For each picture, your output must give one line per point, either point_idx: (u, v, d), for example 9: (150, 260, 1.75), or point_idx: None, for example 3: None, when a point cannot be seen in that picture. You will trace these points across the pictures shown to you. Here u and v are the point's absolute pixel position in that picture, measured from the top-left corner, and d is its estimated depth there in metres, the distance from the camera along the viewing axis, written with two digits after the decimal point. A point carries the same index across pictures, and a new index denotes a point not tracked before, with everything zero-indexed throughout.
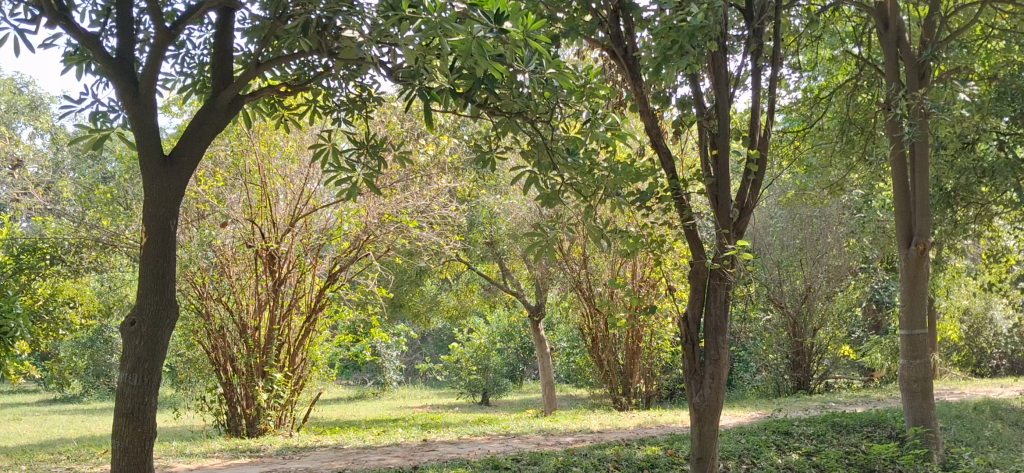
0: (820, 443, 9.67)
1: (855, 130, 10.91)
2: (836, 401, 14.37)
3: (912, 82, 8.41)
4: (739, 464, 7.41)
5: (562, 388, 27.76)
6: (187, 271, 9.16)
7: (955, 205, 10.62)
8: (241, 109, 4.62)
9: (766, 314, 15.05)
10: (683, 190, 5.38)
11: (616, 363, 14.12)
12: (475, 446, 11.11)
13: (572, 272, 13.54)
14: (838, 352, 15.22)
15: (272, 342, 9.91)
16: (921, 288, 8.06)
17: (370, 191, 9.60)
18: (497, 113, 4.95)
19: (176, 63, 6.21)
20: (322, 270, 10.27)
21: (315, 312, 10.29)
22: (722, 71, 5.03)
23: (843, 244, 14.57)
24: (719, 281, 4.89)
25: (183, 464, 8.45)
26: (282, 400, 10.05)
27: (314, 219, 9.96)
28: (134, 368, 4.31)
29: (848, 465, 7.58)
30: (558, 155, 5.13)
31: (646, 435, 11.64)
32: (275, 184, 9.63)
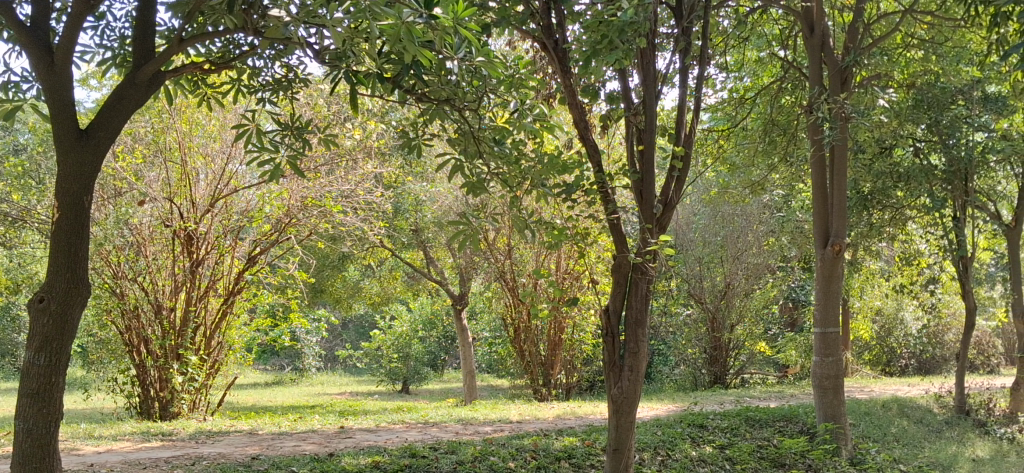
0: (734, 437, 9.71)
1: (778, 132, 11.01)
2: (750, 395, 14.52)
3: (835, 86, 8.53)
4: (655, 456, 7.35)
5: (484, 378, 27.75)
6: (101, 250, 8.59)
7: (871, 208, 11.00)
8: (166, 83, 4.12)
9: (687, 309, 15.16)
10: (609, 184, 5.30)
11: (537, 354, 14.05)
12: (392, 434, 10.90)
13: (497, 262, 13.42)
14: (755, 347, 15.38)
15: (187, 324, 9.40)
16: (835, 287, 8.30)
17: (294, 174, 9.30)
18: (424, 101, 4.83)
19: (94, 35, 5.85)
20: (241, 252, 9.85)
21: (234, 296, 9.79)
22: (652, 66, 4.92)
23: (763, 242, 14.73)
24: (640, 274, 4.64)
25: (92, 447, 8.04)
26: (197, 384, 9.59)
27: (235, 199, 9.52)
28: (41, 347, 3.88)
29: (761, 459, 7.61)
30: (484, 144, 5.02)
31: (565, 426, 11.56)
32: (195, 164, 9.23)
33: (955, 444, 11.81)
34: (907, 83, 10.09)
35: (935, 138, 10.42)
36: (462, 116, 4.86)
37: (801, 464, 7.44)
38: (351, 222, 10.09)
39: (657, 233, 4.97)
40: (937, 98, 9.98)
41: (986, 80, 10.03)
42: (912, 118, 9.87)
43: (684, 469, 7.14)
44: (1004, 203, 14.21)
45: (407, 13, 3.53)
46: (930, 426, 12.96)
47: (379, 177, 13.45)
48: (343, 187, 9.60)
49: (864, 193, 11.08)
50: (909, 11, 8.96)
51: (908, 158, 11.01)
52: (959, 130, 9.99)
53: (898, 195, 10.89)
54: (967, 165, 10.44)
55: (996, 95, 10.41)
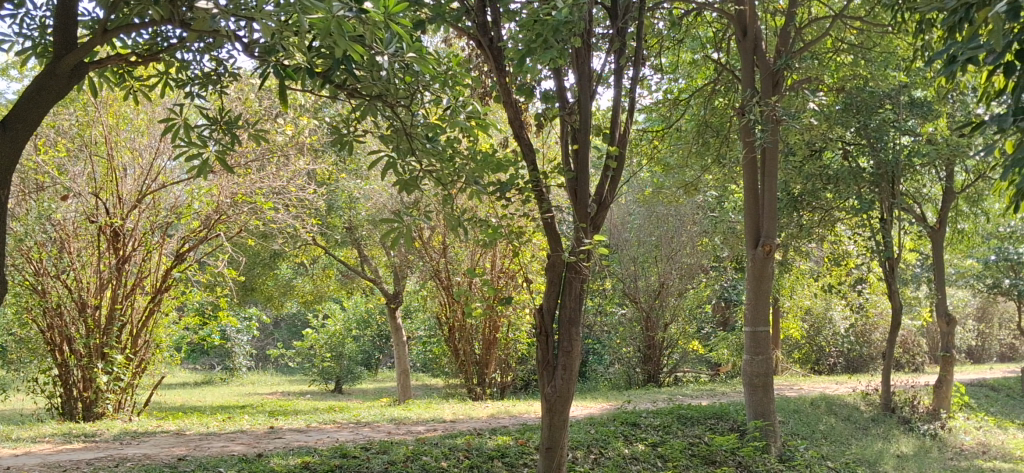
0: (668, 434, 9.30)
1: (710, 134, 10.89)
2: (683, 394, 14.22)
3: (768, 90, 8.31)
4: (587, 454, 6.99)
5: (418, 378, 27.18)
6: (21, 246, 8.04)
7: (802, 209, 10.64)
8: (89, 75, 3.71)
9: (621, 308, 14.82)
10: (543, 184, 4.93)
11: (472, 353, 13.51)
12: (323, 434, 10.34)
13: (431, 261, 12.85)
14: (688, 346, 15.11)
15: (113, 323, 8.76)
16: (766, 286, 8.09)
17: (222, 169, 8.59)
18: (356, 97, 4.32)
19: (9, 21, 5.23)
20: (170, 250, 9.19)
21: (161, 293, 9.15)
22: (585, 61, 4.59)
23: (697, 242, 14.64)
24: (575, 273, 4.63)
25: (6, 449, 7.31)
26: (123, 383, 8.94)
27: (161, 196, 8.87)
28: None
29: (690, 456, 7.34)
30: (416, 140, 4.62)
31: (498, 424, 11.15)
32: (122, 158, 8.52)
33: (882, 441, 11.69)
34: (837, 87, 9.88)
35: (862, 142, 10.12)
36: (396, 115, 4.56)
37: (731, 462, 7.11)
38: (282, 219, 9.51)
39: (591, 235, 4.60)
40: (864, 103, 9.72)
41: (914, 85, 9.79)
42: (841, 124, 9.52)
43: (615, 468, 6.76)
44: (928, 206, 14.20)
45: (335, 6, 3.21)
46: (856, 424, 12.89)
47: (310, 173, 12.87)
48: (275, 184, 9.02)
49: (794, 194, 10.66)
50: (840, 14, 8.64)
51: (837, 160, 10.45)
52: (886, 135, 9.71)
53: (829, 197, 10.46)
54: (894, 170, 10.01)
55: (922, 100, 10.24)
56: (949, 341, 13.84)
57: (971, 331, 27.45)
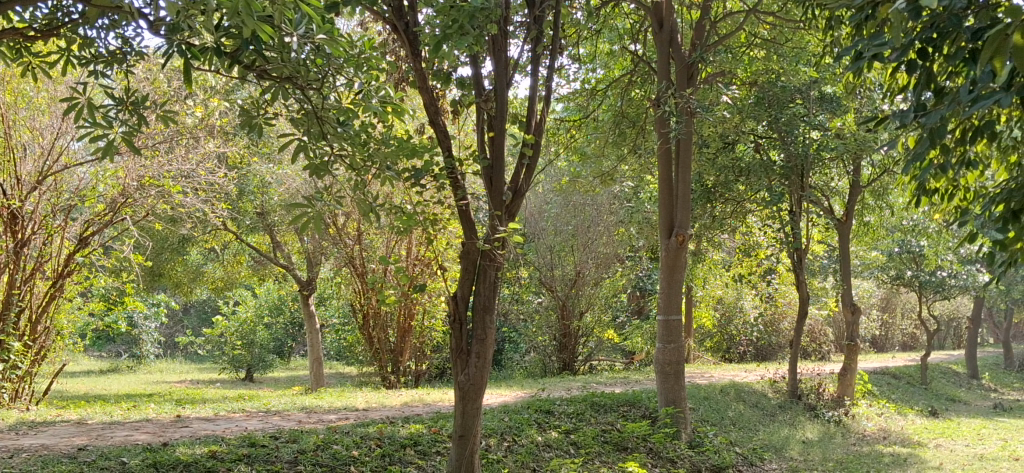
0: (581, 422, 9.39)
1: (628, 124, 10.53)
2: (597, 382, 14.07)
3: (682, 80, 8.42)
4: (501, 441, 7.23)
5: (332, 367, 26.51)
6: None
7: (715, 201, 10.97)
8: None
9: (538, 297, 14.45)
10: (459, 171, 5.03)
11: (387, 341, 13.40)
12: (231, 423, 9.79)
13: (345, 247, 12.67)
14: (603, 335, 14.88)
15: (11, 309, 7.84)
16: (679, 276, 8.37)
17: (131, 151, 7.83)
18: (268, 77, 4.51)
19: None
20: (72, 232, 8.39)
21: (64, 278, 8.35)
22: (504, 51, 4.60)
23: (614, 231, 14.13)
24: (489, 260, 4.28)
25: None
26: (21, 372, 8.08)
27: (64, 176, 8.13)
28: None
29: (603, 443, 7.74)
30: (327, 124, 4.74)
31: (411, 413, 10.92)
32: (20, 137, 7.60)
33: (788, 428, 12.51)
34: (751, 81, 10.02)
35: (774, 137, 10.63)
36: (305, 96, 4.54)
37: (641, 448, 7.67)
38: (190, 203, 8.85)
39: (507, 221, 4.57)
40: (776, 97, 10.22)
41: (822, 81, 10.12)
42: (751, 118, 10.14)
43: (530, 454, 7.16)
44: (837, 199, 14.10)
45: None
46: (764, 410, 13.53)
47: (219, 156, 12.16)
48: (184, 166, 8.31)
49: (707, 186, 11.06)
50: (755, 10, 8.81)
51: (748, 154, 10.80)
52: (796, 130, 10.26)
53: (740, 190, 10.80)
54: (804, 163, 10.45)
55: (832, 95, 10.51)
56: (852, 331, 14.32)
57: (873, 319, 28.12)
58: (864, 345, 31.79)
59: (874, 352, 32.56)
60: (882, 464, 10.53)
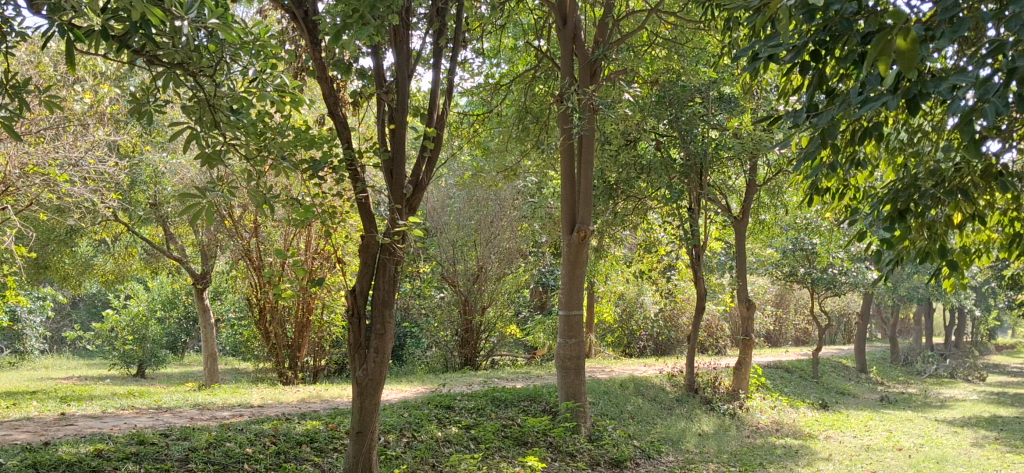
0: (482, 417, 9.38)
1: (531, 120, 10.07)
2: (499, 378, 13.62)
3: (582, 78, 8.67)
4: (400, 437, 7.26)
5: (227, 362, 25.18)
6: None
7: (615, 198, 11.32)
8: None
9: (440, 292, 13.91)
10: (360, 162, 4.90)
11: (283, 336, 12.74)
12: (120, 420, 8.70)
13: (241, 241, 11.95)
14: (506, 330, 14.37)
15: None
16: (581, 270, 8.46)
17: (10, 139, 7.60)
18: (156, 61, 4.00)
19: None
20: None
21: None
22: (404, 49, 4.63)
23: (517, 226, 13.90)
24: (390, 256, 4.47)
25: None
26: None
27: None
28: None
29: (503, 438, 7.84)
30: (220, 112, 4.31)
31: (309, 409, 10.34)
32: None
33: (685, 421, 12.90)
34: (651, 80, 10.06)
35: (674, 135, 10.97)
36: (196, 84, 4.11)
37: (541, 442, 7.78)
38: (80, 194, 8.61)
39: (408, 215, 4.83)
40: (677, 96, 10.50)
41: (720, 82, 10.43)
42: (651, 116, 10.36)
43: (429, 450, 7.08)
44: (733, 196, 14.25)
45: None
46: (661, 404, 13.76)
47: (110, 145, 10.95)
48: (71, 155, 8.14)
49: (609, 183, 11.23)
50: (658, 6, 8.79)
51: (650, 152, 11.13)
52: (696, 128, 10.61)
53: (640, 188, 11.21)
54: (702, 162, 10.89)
55: (731, 96, 10.94)
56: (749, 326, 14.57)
57: (768, 315, 28.68)
58: (759, 338, 32.29)
59: (769, 345, 33.15)
60: (774, 456, 11.01)
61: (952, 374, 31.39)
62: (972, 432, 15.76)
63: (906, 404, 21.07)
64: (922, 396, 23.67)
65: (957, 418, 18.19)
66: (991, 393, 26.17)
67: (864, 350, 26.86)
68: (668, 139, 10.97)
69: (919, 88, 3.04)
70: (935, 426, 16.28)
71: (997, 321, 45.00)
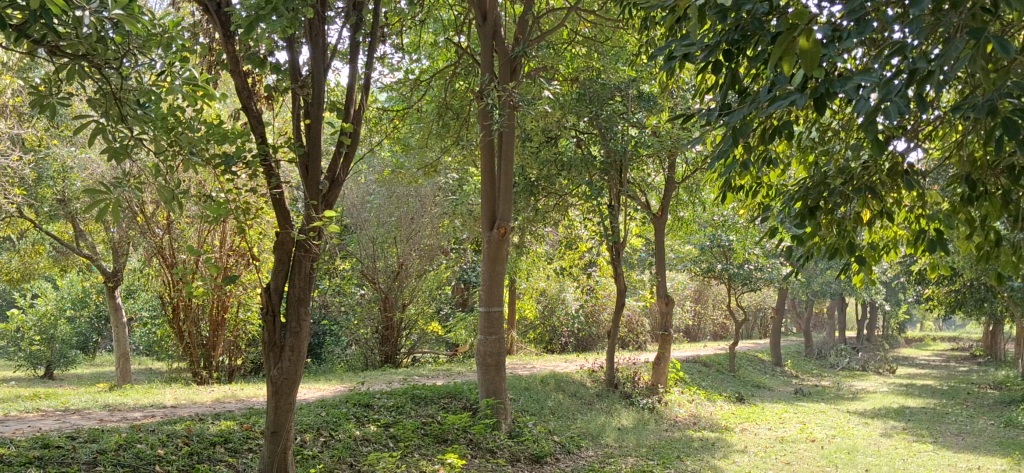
0: (401, 415, 9.32)
1: (449, 116, 10.60)
2: (419, 375, 13.48)
3: (505, 75, 8.76)
4: (317, 437, 7.01)
5: (141, 362, 24.11)
6: None
7: (537, 196, 10.87)
8: None
9: (359, 289, 13.29)
10: (272, 158, 4.56)
11: (198, 335, 11.83)
12: (20, 423, 7.99)
13: (153, 238, 11.01)
14: (426, 327, 14.00)
15: None
16: (500, 267, 8.57)
17: None
18: (58, 54, 3.63)
19: None
20: None
21: None
22: (320, 40, 4.55)
23: (437, 223, 13.47)
24: (304, 254, 4.31)
25: None
26: None
27: None
28: None
29: (423, 435, 7.77)
30: (127, 105, 3.94)
31: (223, 409, 9.83)
32: None
33: (604, 416, 13.23)
34: (570, 78, 10.25)
35: (593, 133, 10.48)
36: (104, 78, 3.75)
37: (460, 439, 7.76)
38: None
39: (323, 211, 4.57)
40: (596, 94, 10.20)
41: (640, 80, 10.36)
42: (573, 113, 9.83)
43: (346, 448, 6.94)
44: (651, 194, 14.60)
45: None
46: (581, 400, 14.00)
47: (13, 139, 9.85)
48: None
49: (530, 180, 10.81)
50: (575, 7, 8.95)
51: (570, 148, 10.54)
52: (615, 126, 10.26)
53: (563, 184, 10.84)
54: (622, 158, 10.56)
55: (648, 95, 10.77)
56: (666, 322, 15.55)
57: (686, 310, 29.41)
58: (679, 333, 33.38)
59: (689, 340, 33.99)
60: (691, 449, 11.43)
61: (862, 367, 32.24)
62: (877, 422, 16.66)
63: (819, 396, 22.18)
64: (834, 388, 24.51)
65: (865, 409, 19.18)
66: (898, 384, 27.21)
67: (778, 344, 27.56)
68: (589, 136, 10.40)
69: (827, 88, 3.03)
70: (847, 418, 17.23)
71: (904, 316, 46.43)
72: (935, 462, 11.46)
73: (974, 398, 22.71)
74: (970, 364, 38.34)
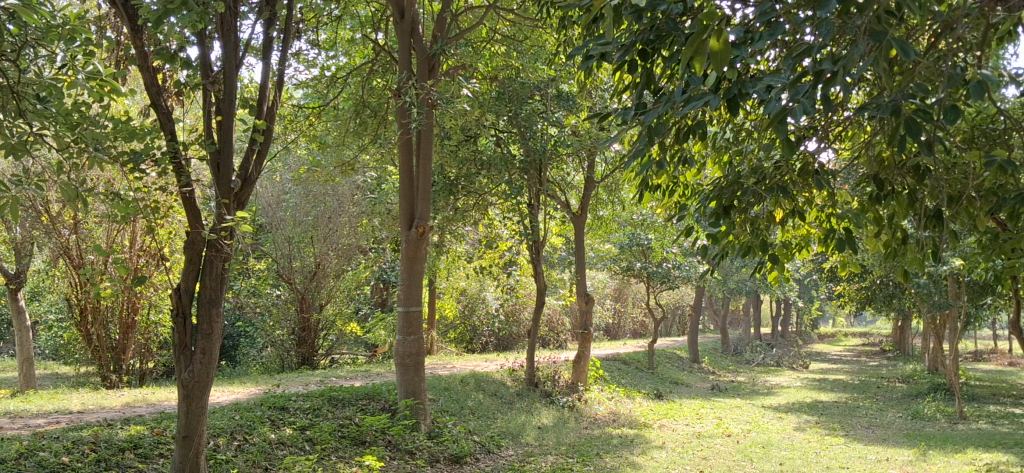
0: (318, 418, 8.69)
1: (368, 114, 10.10)
2: (338, 375, 13.32)
3: (422, 72, 8.73)
4: (231, 442, 6.94)
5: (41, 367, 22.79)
6: None
7: (457, 195, 11.08)
8: None
9: (276, 290, 13.42)
10: (183, 157, 4.18)
11: (107, 338, 11.20)
12: None
13: (57, 238, 10.24)
14: (345, 328, 14.08)
15: None
16: (418, 267, 8.58)
17: None
18: None
19: None
20: None
21: None
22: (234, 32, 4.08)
23: (355, 222, 13.80)
24: (217, 251, 4.03)
25: None
26: None
27: None
28: None
29: (339, 438, 7.82)
30: (26, 101, 3.32)
31: (133, 414, 8.95)
32: None
33: (525, 414, 12.67)
34: (489, 77, 10.28)
35: (512, 133, 10.82)
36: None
37: (379, 441, 7.83)
38: None
39: (235, 211, 4.25)
40: (516, 93, 10.36)
41: (559, 80, 10.42)
42: (493, 113, 9.95)
43: (262, 453, 6.95)
44: (571, 193, 14.36)
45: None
46: (502, 398, 13.53)
47: None
48: None
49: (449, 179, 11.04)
50: (493, 6, 8.87)
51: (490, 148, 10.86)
52: (535, 125, 10.50)
53: (481, 183, 11.02)
54: (540, 158, 10.85)
55: (569, 94, 10.88)
56: (586, 320, 14.96)
57: (606, 308, 29.25)
58: (598, 332, 32.94)
59: (608, 338, 33.77)
60: (610, 445, 11.05)
61: (776, 362, 32.34)
62: (793, 416, 16.61)
63: (736, 392, 22.10)
64: (750, 384, 24.60)
65: (782, 404, 19.20)
66: (811, 379, 27.41)
67: (696, 341, 27.46)
68: (508, 137, 10.77)
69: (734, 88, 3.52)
70: (762, 412, 17.21)
71: (815, 312, 46.96)
72: (849, 455, 11.35)
73: (884, 390, 22.85)
74: (878, 358, 38.79)
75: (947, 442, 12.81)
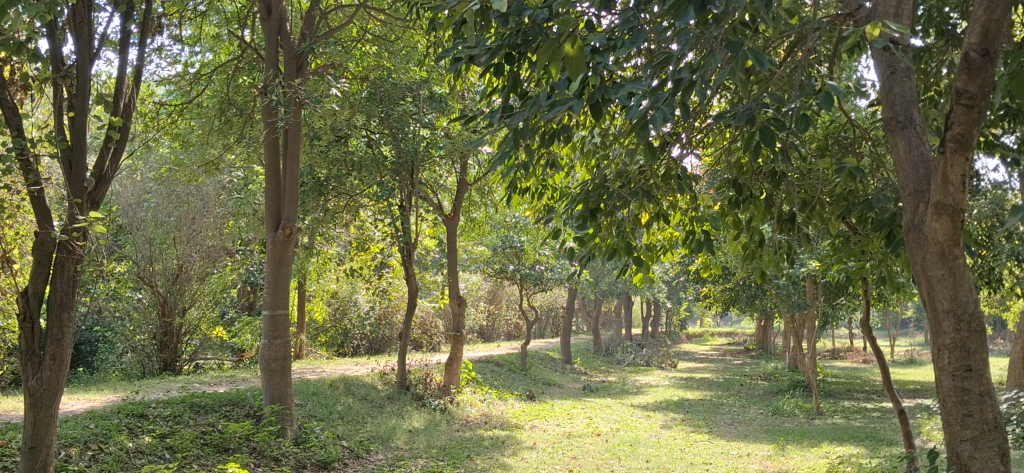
0: (178, 425, 7.30)
1: (234, 110, 8.94)
2: (199, 380, 12.21)
3: (290, 72, 7.86)
4: (84, 452, 5.82)
5: None
6: None
7: (326, 195, 10.64)
8: None
9: (137, 293, 12.60)
10: (33, 152, 3.57)
11: None
12: None
13: None
14: (209, 332, 13.47)
15: None
16: (287, 270, 7.93)
17: None
18: None
19: None
20: None
21: None
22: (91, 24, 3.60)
23: (221, 223, 13.16)
24: (69, 253, 3.74)
25: None
26: None
27: None
28: None
29: (203, 445, 6.72)
30: None
31: None
32: None
33: (394, 417, 11.19)
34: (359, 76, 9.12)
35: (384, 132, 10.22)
36: None
37: (244, 447, 6.87)
38: None
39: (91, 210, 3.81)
40: (387, 94, 9.44)
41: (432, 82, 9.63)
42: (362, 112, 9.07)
43: (117, 462, 5.82)
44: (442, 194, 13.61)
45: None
46: (371, 401, 11.96)
47: None
48: None
49: (319, 178, 10.56)
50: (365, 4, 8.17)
51: (362, 147, 10.34)
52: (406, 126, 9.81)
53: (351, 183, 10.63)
54: (412, 158, 10.31)
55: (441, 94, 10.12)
56: (459, 321, 13.71)
57: (479, 309, 28.44)
58: (471, 333, 31.75)
59: (482, 339, 32.66)
60: (480, 447, 9.83)
61: (646, 362, 32.05)
62: (661, 414, 16.05)
63: (608, 390, 21.58)
64: (621, 383, 24.18)
65: (652, 402, 18.81)
66: (679, 377, 27.27)
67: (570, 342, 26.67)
68: (380, 136, 10.17)
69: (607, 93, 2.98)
70: (631, 410, 16.58)
71: (680, 312, 47.07)
72: (715, 450, 10.65)
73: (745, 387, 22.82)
74: (743, 355, 39.09)
75: (808, 437, 12.39)
